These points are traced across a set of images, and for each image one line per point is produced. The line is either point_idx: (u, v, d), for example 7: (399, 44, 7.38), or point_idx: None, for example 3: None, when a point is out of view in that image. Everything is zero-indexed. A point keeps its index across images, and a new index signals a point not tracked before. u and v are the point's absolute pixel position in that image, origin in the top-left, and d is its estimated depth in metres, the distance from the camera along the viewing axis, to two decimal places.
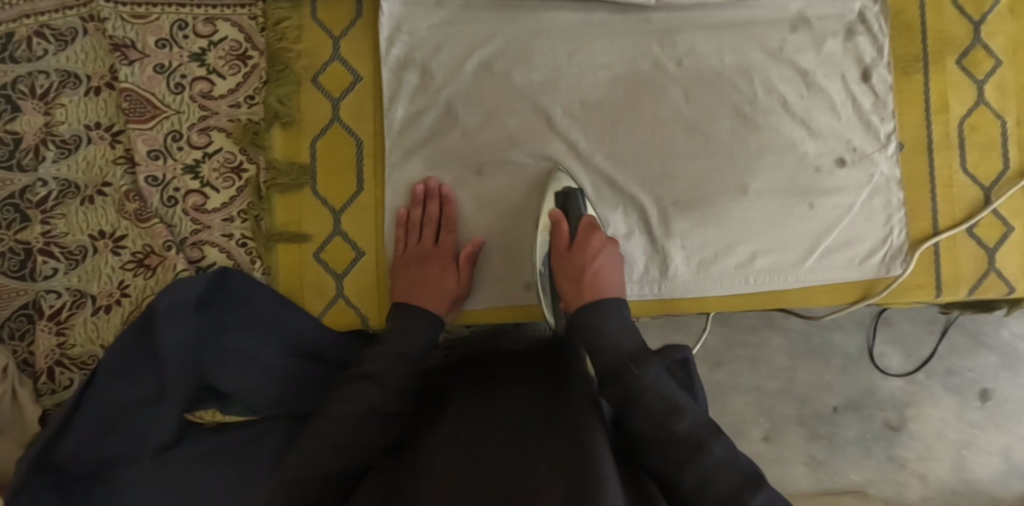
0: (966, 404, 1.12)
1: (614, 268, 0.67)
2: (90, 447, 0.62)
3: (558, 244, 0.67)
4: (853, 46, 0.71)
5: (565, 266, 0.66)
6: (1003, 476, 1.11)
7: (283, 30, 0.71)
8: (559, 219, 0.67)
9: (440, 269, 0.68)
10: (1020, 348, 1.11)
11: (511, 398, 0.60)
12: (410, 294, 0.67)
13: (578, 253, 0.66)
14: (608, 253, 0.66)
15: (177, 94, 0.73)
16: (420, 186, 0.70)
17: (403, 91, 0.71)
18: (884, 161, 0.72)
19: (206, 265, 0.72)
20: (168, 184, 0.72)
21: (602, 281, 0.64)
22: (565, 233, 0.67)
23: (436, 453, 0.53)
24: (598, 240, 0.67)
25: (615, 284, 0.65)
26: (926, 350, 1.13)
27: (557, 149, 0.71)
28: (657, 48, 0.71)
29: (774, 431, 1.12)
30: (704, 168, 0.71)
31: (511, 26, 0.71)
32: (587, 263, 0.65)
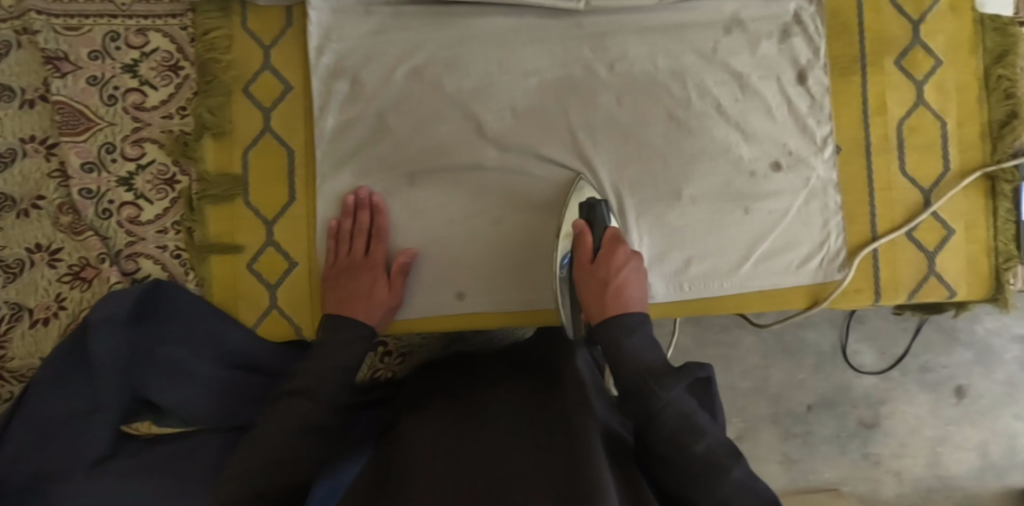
0: (941, 400, 1.10)
1: (638, 283, 0.65)
2: (23, 461, 0.59)
3: (583, 255, 0.65)
4: (789, 48, 0.70)
5: (590, 278, 0.64)
6: (978, 471, 1.10)
7: (212, 40, 0.71)
8: (584, 229, 0.65)
9: (371, 281, 0.67)
10: (994, 343, 1.09)
11: (501, 396, 0.63)
12: (340, 307, 0.66)
13: (602, 265, 0.64)
14: (635, 267, 0.64)
15: (110, 106, 0.73)
16: (350, 197, 0.69)
17: (332, 100, 0.71)
18: (821, 164, 0.71)
19: (141, 277, 0.72)
20: (103, 196, 0.72)
21: (626, 296, 0.63)
22: (590, 245, 0.65)
23: (422, 453, 0.54)
24: (624, 253, 0.65)
25: (639, 300, 0.64)
26: (901, 347, 1.10)
27: (491, 156, 0.70)
28: (589, 52, 0.70)
29: (748, 430, 1.11)
30: (639, 174, 0.71)
31: (441, 33, 0.70)
32: (612, 277, 0.63)
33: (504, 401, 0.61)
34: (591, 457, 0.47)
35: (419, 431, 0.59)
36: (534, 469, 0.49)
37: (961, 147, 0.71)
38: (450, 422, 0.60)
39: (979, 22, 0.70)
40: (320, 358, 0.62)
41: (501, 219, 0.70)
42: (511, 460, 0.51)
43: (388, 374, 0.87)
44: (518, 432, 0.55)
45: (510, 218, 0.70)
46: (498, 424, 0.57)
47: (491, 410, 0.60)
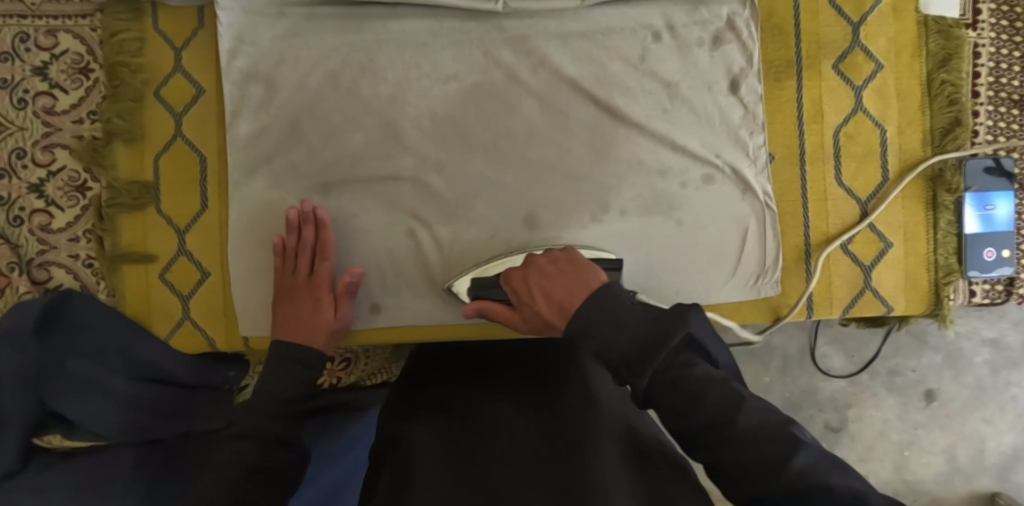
0: (909, 405, 1.04)
1: (553, 276, 0.54)
2: None
3: (506, 317, 0.57)
4: (721, 54, 0.67)
5: (528, 321, 0.55)
6: (947, 476, 1.04)
7: (120, 42, 0.69)
8: (478, 304, 0.58)
9: (314, 304, 0.64)
10: (963, 347, 1.02)
11: (504, 382, 0.63)
12: (287, 331, 0.63)
13: (520, 305, 0.56)
14: (539, 270, 0.55)
15: (20, 109, 0.70)
16: (293, 211, 0.65)
17: (245, 105, 0.67)
18: (756, 177, 0.67)
19: (54, 286, 0.70)
20: (13, 203, 0.70)
21: (550, 296, 0.52)
22: (497, 304, 0.58)
23: (426, 443, 0.54)
24: (521, 275, 0.56)
25: (577, 278, 0.52)
26: (870, 350, 1.04)
27: (407, 164, 0.67)
28: (509, 55, 0.67)
29: None
30: (564, 181, 0.67)
31: (356, 35, 0.67)
32: (528, 305, 0.54)
33: (509, 388, 0.61)
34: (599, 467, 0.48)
35: (418, 426, 0.56)
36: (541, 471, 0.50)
37: (902, 156, 0.68)
38: (443, 422, 0.56)
39: (924, 23, 0.67)
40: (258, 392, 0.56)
41: (419, 230, 0.68)
42: (520, 458, 0.51)
43: (332, 380, 0.86)
44: (526, 424, 0.55)
45: (426, 230, 0.68)
46: (506, 415, 0.57)
47: (493, 404, 0.59)
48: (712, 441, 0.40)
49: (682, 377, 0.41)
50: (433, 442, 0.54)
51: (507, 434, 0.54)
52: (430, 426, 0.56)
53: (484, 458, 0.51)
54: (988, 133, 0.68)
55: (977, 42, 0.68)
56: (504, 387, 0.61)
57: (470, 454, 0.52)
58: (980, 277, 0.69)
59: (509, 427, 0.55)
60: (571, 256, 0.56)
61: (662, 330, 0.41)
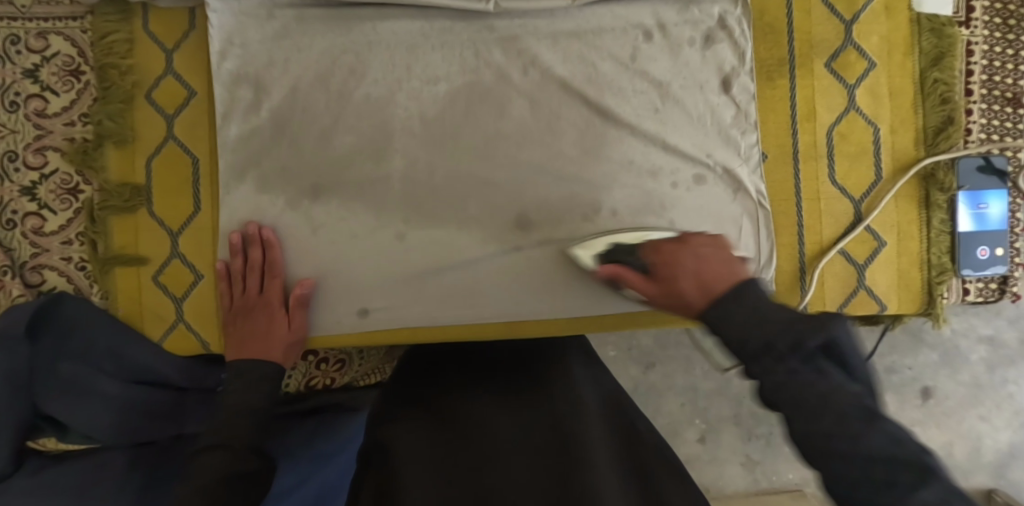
0: (905, 402, 1.04)
1: (715, 261, 0.54)
2: None
3: (641, 287, 0.57)
4: (713, 54, 0.67)
5: (665, 296, 0.55)
6: None
7: (110, 44, 0.68)
8: (615, 268, 0.58)
9: (266, 319, 0.65)
10: (959, 344, 1.02)
11: (483, 383, 0.66)
12: (244, 351, 0.64)
13: (661, 279, 0.56)
14: (697, 251, 0.55)
15: (12, 112, 0.70)
16: (236, 235, 0.66)
17: (236, 108, 0.67)
18: (749, 177, 0.67)
19: (47, 289, 0.70)
20: (5, 206, 0.70)
21: (709, 277, 0.52)
22: (633, 273, 0.58)
23: (413, 445, 0.58)
24: (676, 250, 0.56)
25: (729, 269, 0.53)
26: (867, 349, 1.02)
27: (397, 166, 0.67)
28: (499, 56, 0.67)
29: (709, 432, 1.06)
30: (558, 181, 0.67)
31: (346, 37, 0.67)
32: (674, 280, 0.54)
33: (489, 391, 0.65)
34: (585, 465, 0.53)
35: (410, 434, 0.59)
36: (527, 472, 0.54)
37: (894, 154, 0.67)
38: (430, 425, 0.60)
39: (916, 22, 0.67)
40: (229, 405, 0.60)
41: (406, 232, 0.68)
42: (509, 458, 0.56)
43: (325, 381, 0.84)
44: (511, 426, 0.59)
45: (416, 232, 0.68)
46: (490, 417, 0.61)
47: (476, 406, 0.62)
48: (828, 450, 0.41)
49: (810, 384, 0.43)
50: (421, 443, 0.58)
51: (501, 445, 0.57)
52: (422, 434, 0.59)
53: (473, 461, 0.56)
54: (982, 131, 0.68)
55: (970, 40, 0.67)
56: (495, 394, 0.64)
57: (465, 464, 0.55)
58: (973, 276, 0.69)
59: (502, 438, 0.58)
60: (724, 243, 0.57)
61: (800, 335, 0.44)
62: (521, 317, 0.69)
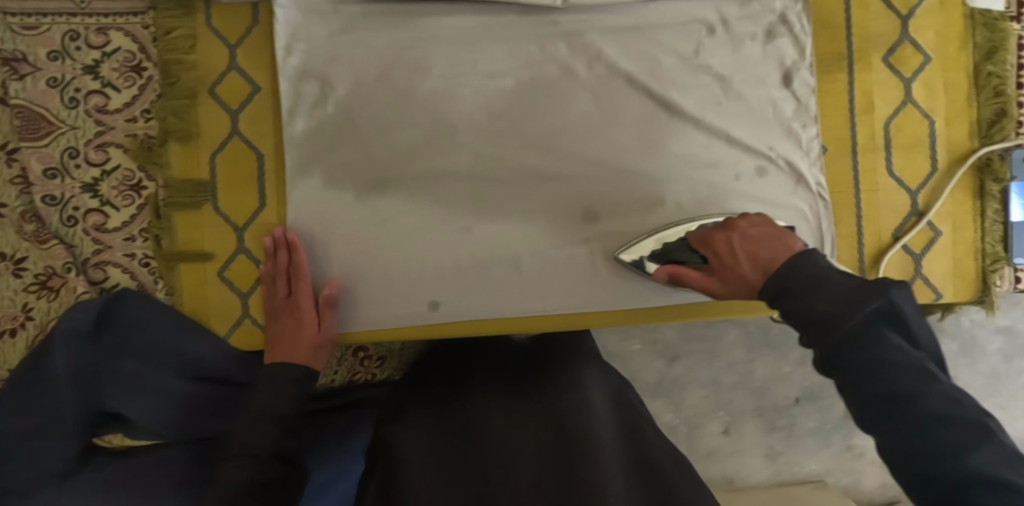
0: None
1: (763, 242, 0.54)
2: None
3: (702, 282, 0.57)
4: (774, 48, 0.68)
5: (728, 285, 0.55)
6: None
7: (173, 39, 0.68)
8: (673, 268, 0.59)
9: (295, 322, 0.66)
10: (978, 334, 1.05)
11: (484, 384, 0.67)
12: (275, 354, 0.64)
13: (718, 269, 0.56)
14: (744, 235, 0.55)
15: (72, 108, 0.70)
16: (267, 239, 0.67)
17: (302, 103, 0.68)
18: (810, 169, 0.68)
19: (110, 285, 0.70)
20: (67, 203, 0.70)
21: (762, 257, 0.52)
22: (692, 270, 0.58)
23: (411, 445, 0.58)
24: (723, 238, 0.56)
25: (782, 243, 0.53)
26: None
27: (463, 160, 0.68)
28: (564, 50, 0.68)
29: (733, 423, 1.08)
30: (619, 178, 0.68)
31: (409, 33, 0.68)
32: (731, 267, 0.54)
33: (490, 391, 0.65)
34: (586, 462, 0.53)
35: (417, 434, 0.60)
36: (527, 467, 0.54)
37: (949, 147, 0.69)
38: (429, 426, 0.61)
39: (970, 17, 0.68)
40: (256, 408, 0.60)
41: (473, 226, 0.68)
42: (505, 455, 0.56)
43: (367, 377, 0.85)
44: (510, 424, 0.60)
45: (484, 225, 0.68)
46: (491, 417, 0.61)
47: (477, 406, 0.63)
48: (890, 411, 0.39)
49: (872, 346, 0.40)
50: (418, 443, 0.59)
51: (497, 434, 0.58)
52: (426, 432, 0.61)
53: (471, 458, 0.56)
54: None
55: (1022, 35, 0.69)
56: (499, 392, 0.65)
57: (465, 454, 0.57)
58: None
59: (501, 429, 0.59)
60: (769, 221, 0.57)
61: (865, 298, 0.41)
62: (587, 310, 0.69)
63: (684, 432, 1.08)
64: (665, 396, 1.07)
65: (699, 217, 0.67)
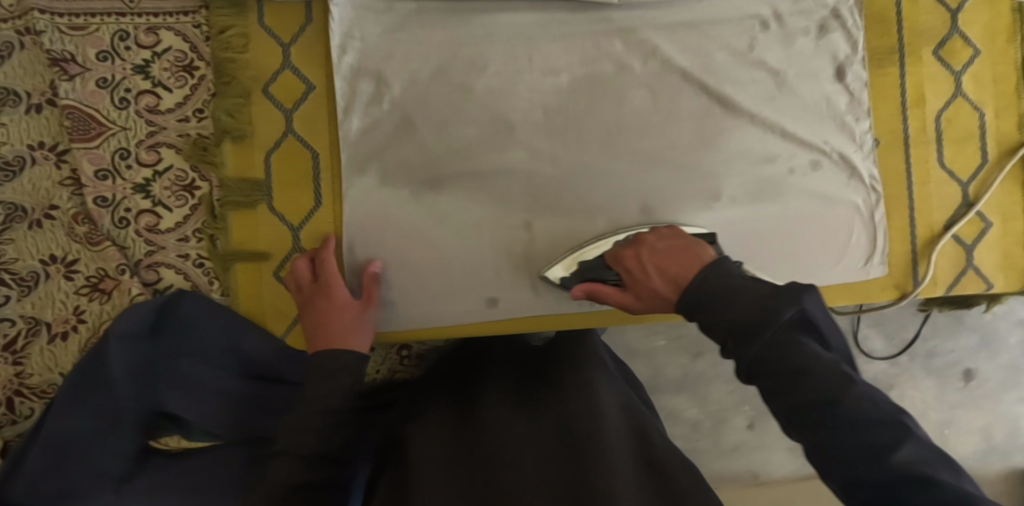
0: (947, 384, 1.10)
1: (672, 253, 0.57)
2: (46, 478, 0.55)
3: (617, 297, 0.60)
4: (827, 43, 0.68)
5: (643, 299, 0.58)
6: (983, 453, 1.11)
7: (227, 38, 0.68)
8: (589, 286, 0.61)
9: (331, 307, 0.63)
10: (999, 327, 1.09)
11: (497, 387, 0.64)
12: (331, 342, 0.60)
13: (633, 284, 0.59)
14: (652, 250, 0.59)
15: (122, 109, 0.70)
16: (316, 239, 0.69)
17: (357, 101, 0.68)
18: (863, 162, 0.69)
19: (164, 287, 0.70)
20: (119, 204, 0.69)
21: (672, 270, 0.55)
22: (607, 287, 0.61)
23: (421, 452, 0.56)
24: (634, 256, 0.60)
25: (691, 255, 0.55)
26: (910, 332, 1.09)
27: (519, 157, 0.68)
28: (620, 46, 0.68)
29: (758, 418, 1.07)
30: (672, 174, 0.68)
31: (464, 30, 0.67)
32: (645, 282, 0.57)
33: (501, 394, 0.62)
34: (599, 463, 0.49)
35: (423, 444, 0.57)
36: (537, 470, 0.51)
37: (998, 139, 0.70)
38: (441, 432, 0.58)
39: (1018, 10, 0.69)
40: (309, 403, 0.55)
41: (532, 223, 0.69)
42: (512, 455, 0.52)
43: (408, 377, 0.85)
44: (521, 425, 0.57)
45: (542, 221, 0.69)
46: (502, 417, 0.58)
47: (488, 408, 0.60)
48: (818, 418, 0.41)
49: (790, 355, 0.42)
50: (429, 449, 0.56)
51: (504, 438, 0.55)
52: (431, 442, 0.57)
53: (478, 463, 0.53)
54: None
55: None
56: (511, 395, 0.62)
57: (470, 464, 0.53)
58: None
59: (509, 431, 0.55)
60: (679, 232, 0.61)
61: (776, 306, 0.44)
62: None
63: (708, 427, 1.06)
64: (689, 391, 1.06)
65: (620, 230, 0.68)
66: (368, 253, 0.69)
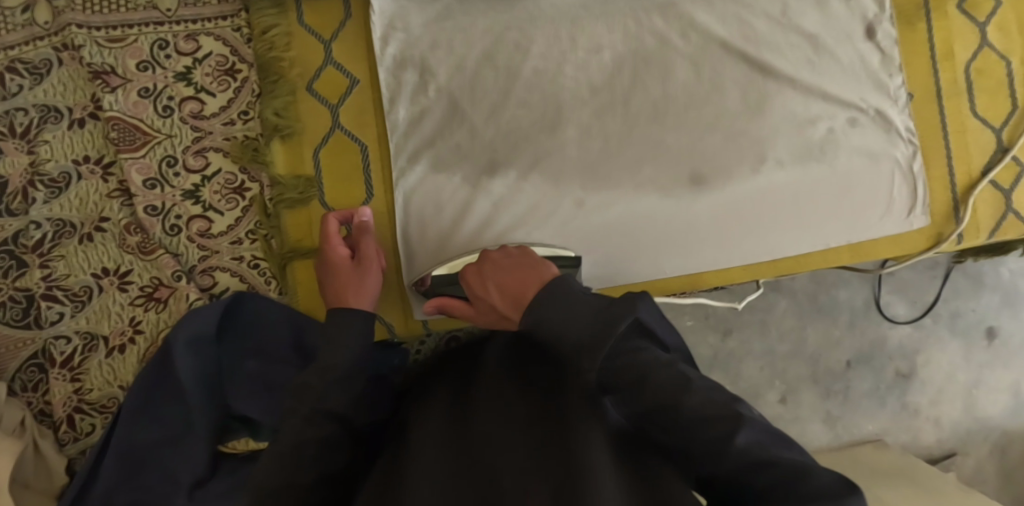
0: (973, 344, 1.12)
1: (515, 270, 0.55)
2: (120, 491, 0.61)
3: (463, 311, 0.60)
4: (857, 3, 0.70)
5: (483, 314, 0.58)
6: (1012, 410, 1.12)
7: (271, 38, 0.68)
8: (439, 300, 0.61)
9: (330, 269, 0.62)
10: (1019, 284, 1.12)
11: (498, 375, 0.55)
12: (332, 301, 0.60)
13: (476, 300, 0.58)
14: (493, 266, 0.57)
15: (167, 117, 0.70)
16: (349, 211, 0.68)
17: (402, 91, 0.69)
18: (899, 116, 0.71)
19: (220, 291, 0.70)
20: (169, 212, 0.69)
21: (513, 289, 0.54)
22: (456, 300, 0.61)
23: (415, 447, 0.48)
24: (475, 272, 0.59)
25: (533, 274, 0.54)
26: (931, 294, 1.11)
27: (567, 136, 0.69)
28: (659, 20, 0.69)
29: (790, 392, 1.09)
30: (717, 141, 0.70)
31: (507, 15, 0.69)
32: (486, 300, 0.57)
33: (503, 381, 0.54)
34: (591, 445, 0.40)
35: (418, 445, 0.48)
36: (524, 458, 0.42)
37: None
38: (438, 426, 0.51)
39: None
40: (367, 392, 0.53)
41: (585, 199, 0.69)
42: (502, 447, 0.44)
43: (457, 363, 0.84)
44: (520, 411, 0.48)
45: (594, 197, 0.69)
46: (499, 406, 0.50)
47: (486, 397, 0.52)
48: (664, 423, 0.40)
49: (630, 363, 0.42)
50: (423, 445, 0.48)
51: (498, 429, 0.46)
52: (426, 440, 0.49)
53: (466, 461, 0.45)
54: None
55: None
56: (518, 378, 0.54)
57: (465, 460, 0.45)
58: None
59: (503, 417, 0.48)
60: (527, 250, 0.59)
61: (611, 311, 0.44)
62: (704, 269, 0.72)
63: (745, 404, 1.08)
64: (722, 370, 1.08)
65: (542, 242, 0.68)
66: (420, 243, 0.69)
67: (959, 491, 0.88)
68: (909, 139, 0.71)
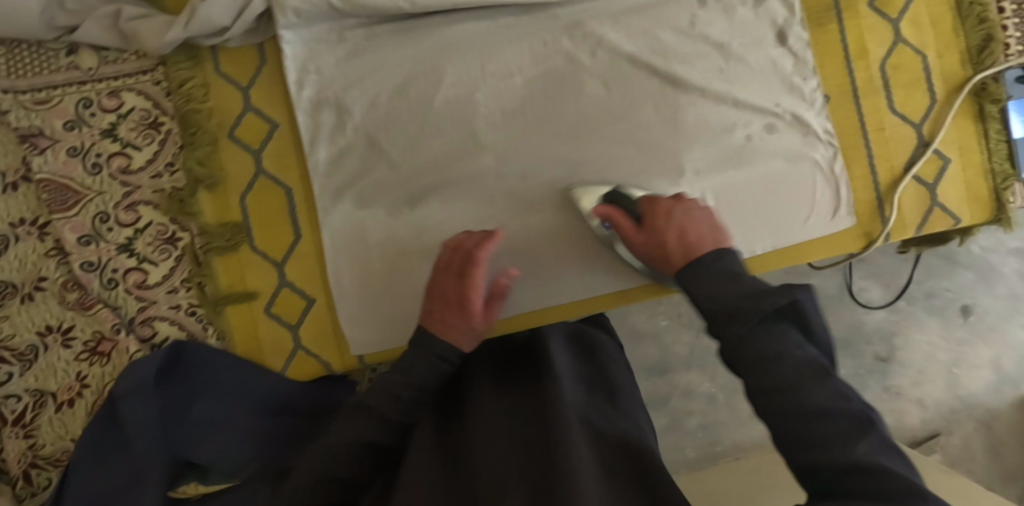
0: (950, 323, 1.11)
1: (701, 219, 0.55)
2: None
3: (627, 234, 0.60)
4: (765, 10, 0.71)
5: (648, 242, 0.58)
6: (995, 386, 1.11)
7: (188, 91, 0.70)
8: (613, 212, 0.62)
9: (460, 296, 0.61)
10: (991, 259, 1.11)
11: (480, 379, 0.61)
12: (447, 329, 0.59)
13: (651, 231, 0.58)
14: (687, 209, 0.56)
15: (96, 174, 0.71)
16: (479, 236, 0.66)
17: (322, 131, 0.70)
18: (816, 119, 0.71)
19: (160, 340, 0.71)
20: (106, 266, 0.71)
21: (691, 235, 0.54)
22: (627, 220, 0.61)
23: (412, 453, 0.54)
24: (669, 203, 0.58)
25: (717, 231, 0.54)
26: (903, 278, 1.11)
27: (487, 163, 0.70)
28: (568, 42, 0.70)
29: None
30: (641, 155, 0.70)
31: (421, 46, 0.70)
32: (660, 235, 0.56)
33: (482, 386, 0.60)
34: (566, 449, 0.47)
35: (414, 457, 0.53)
36: (510, 462, 0.49)
37: (944, 77, 0.71)
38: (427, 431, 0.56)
39: None
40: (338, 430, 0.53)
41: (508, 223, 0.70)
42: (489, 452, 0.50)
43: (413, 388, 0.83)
44: (501, 416, 0.55)
45: (518, 221, 0.70)
46: (480, 413, 0.56)
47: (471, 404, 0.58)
48: (772, 408, 0.41)
49: (755, 342, 0.43)
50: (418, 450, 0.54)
51: (484, 433, 0.53)
52: (425, 450, 0.54)
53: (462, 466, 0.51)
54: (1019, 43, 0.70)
55: None
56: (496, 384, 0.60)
57: (462, 477, 0.50)
58: None
59: (488, 423, 0.54)
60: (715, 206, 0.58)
61: (761, 299, 0.43)
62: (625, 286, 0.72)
63: None
64: None
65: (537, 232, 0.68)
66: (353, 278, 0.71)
67: (938, 471, 0.88)
68: (829, 140, 0.71)
